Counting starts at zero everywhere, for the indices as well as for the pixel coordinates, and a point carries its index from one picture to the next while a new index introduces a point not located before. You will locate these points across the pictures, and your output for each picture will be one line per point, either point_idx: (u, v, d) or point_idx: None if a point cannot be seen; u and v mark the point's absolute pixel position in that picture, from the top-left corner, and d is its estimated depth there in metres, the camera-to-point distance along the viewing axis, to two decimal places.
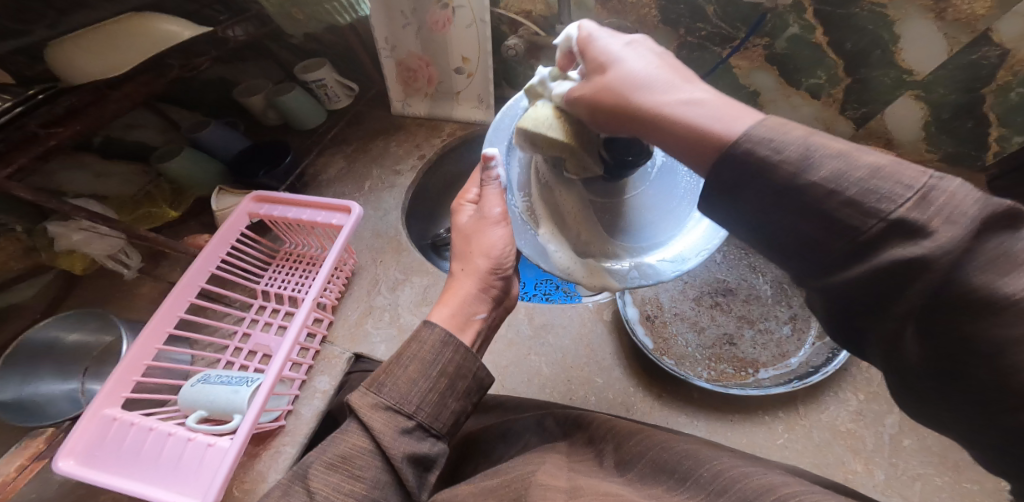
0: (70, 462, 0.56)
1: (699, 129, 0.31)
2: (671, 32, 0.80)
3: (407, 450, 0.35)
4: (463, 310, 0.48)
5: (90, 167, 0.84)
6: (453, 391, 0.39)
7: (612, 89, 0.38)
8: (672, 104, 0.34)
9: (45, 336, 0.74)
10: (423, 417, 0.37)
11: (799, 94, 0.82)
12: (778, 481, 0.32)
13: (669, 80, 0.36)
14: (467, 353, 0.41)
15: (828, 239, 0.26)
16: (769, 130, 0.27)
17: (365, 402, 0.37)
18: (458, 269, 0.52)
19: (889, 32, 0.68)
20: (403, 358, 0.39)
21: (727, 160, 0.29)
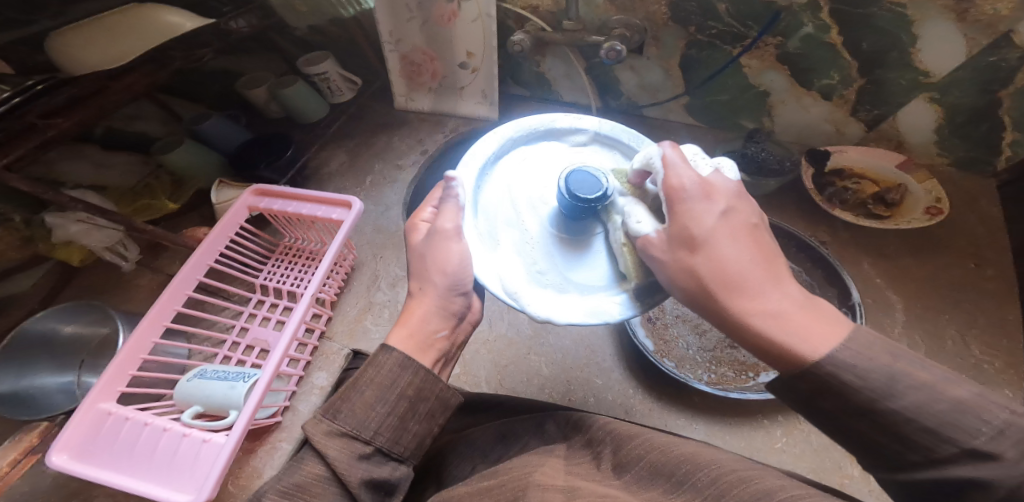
0: (63, 456, 0.55)
1: (784, 338, 0.35)
2: (680, 30, 0.78)
3: (365, 476, 0.34)
4: (423, 330, 0.43)
5: (89, 158, 0.84)
6: (414, 414, 0.37)
7: (701, 273, 0.39)
8: (756, 302, 0.37)
9: (38, 328, 0.73)
10: (383, 442, 0.36)
11: (810, 95, 0.80)
12: (780, 485, 0.31)
13: (767, 274, 0.38)
14: (428, 374, 0.38)
15: (900, 451, 0.30)
16: (854, 355, 0.32)
17: (320, 428, 0.35)
18: (417, 289, 0.47)
19: (908, 33, 0.67)
20: (358, 384, 0.36)
21: (808, 373, 0.33)
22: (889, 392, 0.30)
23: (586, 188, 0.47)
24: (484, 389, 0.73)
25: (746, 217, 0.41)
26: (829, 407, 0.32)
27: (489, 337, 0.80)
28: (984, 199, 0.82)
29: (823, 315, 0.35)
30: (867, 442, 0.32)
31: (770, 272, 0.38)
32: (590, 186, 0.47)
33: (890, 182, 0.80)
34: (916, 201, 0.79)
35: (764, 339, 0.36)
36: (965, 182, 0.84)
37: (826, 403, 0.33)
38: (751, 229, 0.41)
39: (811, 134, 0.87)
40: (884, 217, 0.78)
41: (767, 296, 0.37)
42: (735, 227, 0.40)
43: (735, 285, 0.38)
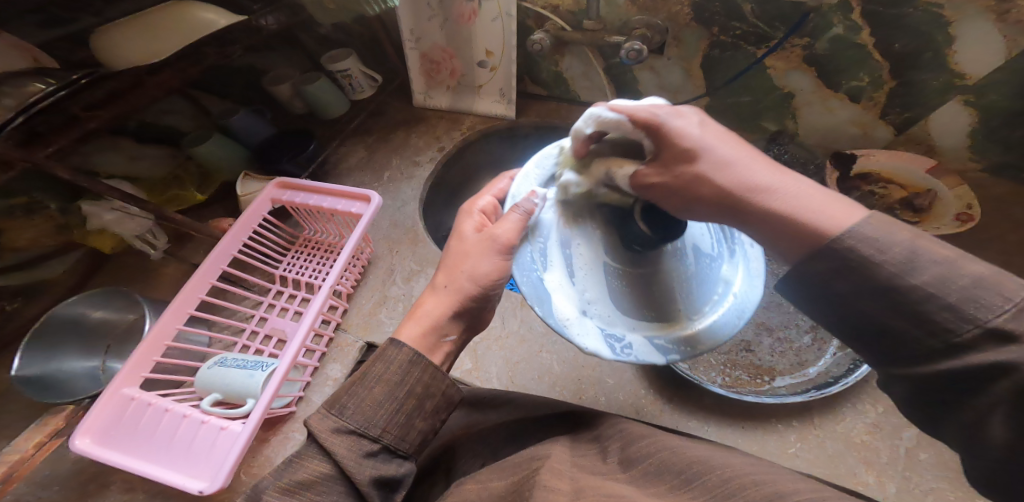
0: (86, 440, 0.58)
1: (812, 221, 0.35)
2: (704, 30, 0.77)
3: (374, 473, 0.34)
4: (435, 331, 0.44)
5: (123, 150, 0.85)
6: (422, 411, 0.38)
7: (709, 181, 0.41)
8: (772, 196, 0.38)
9: (70, 312, 0.76)
10: (390, 439, 0.36)
11: (837, 97, 0.78)
12: (795, 488, 0.31)
13: (767, 167, 0.40)
14: (436, 371, 0.39)
15: (920, 332, 0.30)
16: (876, 229, 0.32)
17: (326, 425, 0.35)
18: (440, 284, 0.48)
19: (943, 33, 0.65)
20: (367, 379, 0.36)
21: (826, 250, 0.33)
22: (893, 273, 0.31)
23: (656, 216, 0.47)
24: (495, 385, 0.74)
25: (719, 128, 0.44)
26: (835, 291, 0.33)
27: (501, 334, 0.80)
28: (1021, 206, 0.78)
29: (839, 202, 0.36)
30: (889, 336, 0.32)
31: (769, 165, 0.40)
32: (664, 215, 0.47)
33: (918, 188, 0.78)
34: (946, 207, 0.76)
35: (785, 220, 0.36)
36: (1001, 188, 0.80)
37: (832, 288, 0.33)
38: (733, 136, 0.43)
39: (837, 138, 0.85)
40: (912, 222, 0.76)
41: (778, 191, 0.38)
42: (716, 133, 0.44)
43: (746, 182, 0.39)
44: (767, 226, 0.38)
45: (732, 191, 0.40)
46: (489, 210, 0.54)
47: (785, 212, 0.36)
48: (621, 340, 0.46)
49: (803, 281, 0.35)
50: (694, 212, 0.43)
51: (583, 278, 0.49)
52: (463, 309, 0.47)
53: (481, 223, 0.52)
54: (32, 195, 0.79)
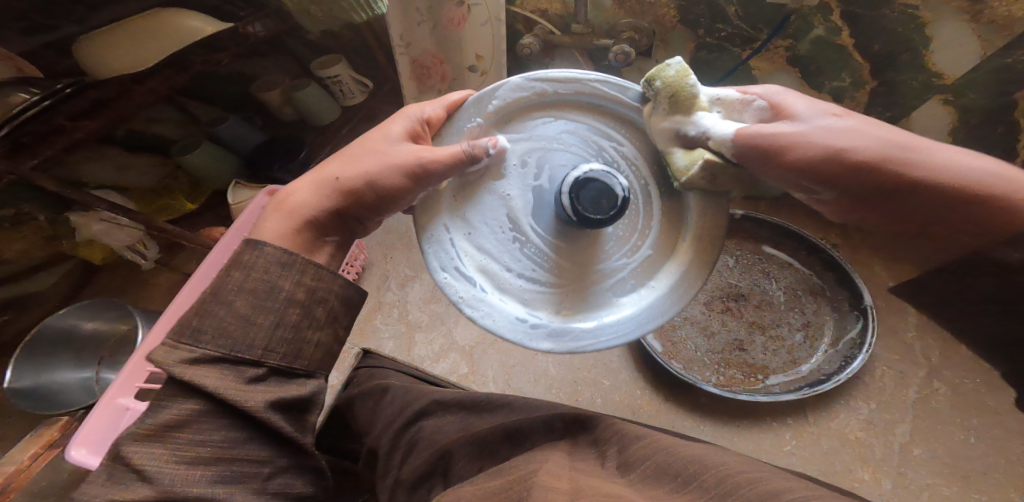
0: (82, 450, 0.57)
1: (978, 185, 0.36)
2: (690, 33, 0.80)
3: (269, 398, 0.33)
4: (311, 229, 0.42)
5: (111, 160, 0.82)
6: (310, 319, 0.37)
7: (854, 148, 0.37)
8: (931, 162, 0.37)
9: (63, 323, 0.75)
10: (275, 360, 0.35)
11: (821, 96, 0.80)
12: (786, 487, 0.32)
13: (909, 144, 0.37)
14: (319, 273, 0.38)
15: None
16: None
17: (175, 358, 0.31)
18: (329, 177, 0.44)
19: (920, 35, 0.66)
20: (222, 299, 0.33)
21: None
22: None
23: (589, 201, 0.39)
24: (490, 389, 0.74)
25: (848, 116, 0.40)
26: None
27: (496, 337, 0.80)
28: None
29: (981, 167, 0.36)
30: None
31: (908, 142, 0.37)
32: (597, 198, 0.39)
33: None
34: None
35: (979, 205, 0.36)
36: None
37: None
38: (863, 123, 0.39)
39: None
40: None
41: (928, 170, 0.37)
42: (854, 124, 0.39)
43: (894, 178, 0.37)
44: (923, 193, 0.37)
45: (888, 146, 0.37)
46: (430, 123, 0.45)
47: (941, 181, 0.36)
48: (531, 325, 0.43)
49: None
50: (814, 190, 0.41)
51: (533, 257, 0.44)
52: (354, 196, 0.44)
53: (413, 134, 0.45)
54: (20, 207, 0.74)
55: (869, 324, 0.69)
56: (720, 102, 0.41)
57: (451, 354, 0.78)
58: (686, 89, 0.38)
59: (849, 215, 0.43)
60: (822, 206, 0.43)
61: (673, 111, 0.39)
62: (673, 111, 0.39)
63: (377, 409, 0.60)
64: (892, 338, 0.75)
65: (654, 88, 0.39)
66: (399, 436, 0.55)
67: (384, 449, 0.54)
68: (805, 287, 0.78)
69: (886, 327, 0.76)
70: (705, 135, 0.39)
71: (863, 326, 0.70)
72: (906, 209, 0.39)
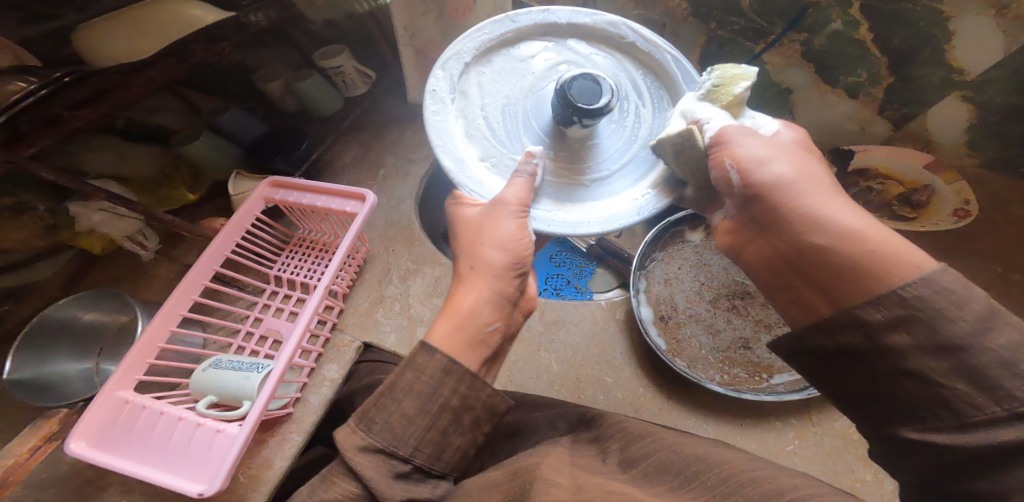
0: (81, 443, 0.57)
1: (860, 238, 0.38)
2: (701, 25, 0.79)
3: (403, 493, 0.36)
4: (476, 324, 0.44)
5: (112, 148, 0.81)
6: (457, 426, 0.39)
7: (772, 169, 0.42)
8: (825, 210, 0.40)
9: (63, 314, 0.75)
10: (421, 458, 0.38)
11: (835, 92, 0.79)
12: (793, 485, 0.31)
13: (818, 194, 0.41)
14: (474, 382, 0.39)
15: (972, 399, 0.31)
16: (953, 284, 0.33)
17: (353, 442, 0.37)
18: (467, 267, 0.48)
19: (941, 28, 0.65)
20: (394, 393, 0.38)
21: (888, 298, 0.34)
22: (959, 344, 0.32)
23: (583, 93, 0.48)
24: (493, 384, 0.73)
25: (801, 158, 0.44)
26: (843, 342, 0.37)
27: None
28: None
29: (879, 234, 0.37)
30: (905, 395, 0.34)
31: (824, 190, 0.41)
32: (596, 94, 0.48)
33: (916, 182, 0.81)
34: (943, 203, 0.80)
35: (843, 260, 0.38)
36: None
37: (859, 338, 0.35)
38: (800, 165, 0.43)
39: (835, 133, 0.86)
40: (911, 218, 0.81)
41: (824, 215, 0.40)
42: (788, 154, 0.44)
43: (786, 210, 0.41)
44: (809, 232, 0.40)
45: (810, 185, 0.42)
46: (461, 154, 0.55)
47: (829, 222, 0.39)
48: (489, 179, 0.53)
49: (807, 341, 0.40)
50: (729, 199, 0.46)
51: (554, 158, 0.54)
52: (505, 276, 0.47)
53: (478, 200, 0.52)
54: (19, 195, 0.76)
55: None
56: (753, 121, 0.47)
57: None
58: (730, 90, 0.48)
59: (745, 249, 0.47)
60: (727, 229, 0.49)
61: (706, 98, 0.49)
62: (706, 99, 0.49)
63: None
64: None
65: (712, 77, 0.49)
66: None
67: None
68: None
69: None
70: (703, 124, 0.47)
71: None
72: (790, 246, 0.42)
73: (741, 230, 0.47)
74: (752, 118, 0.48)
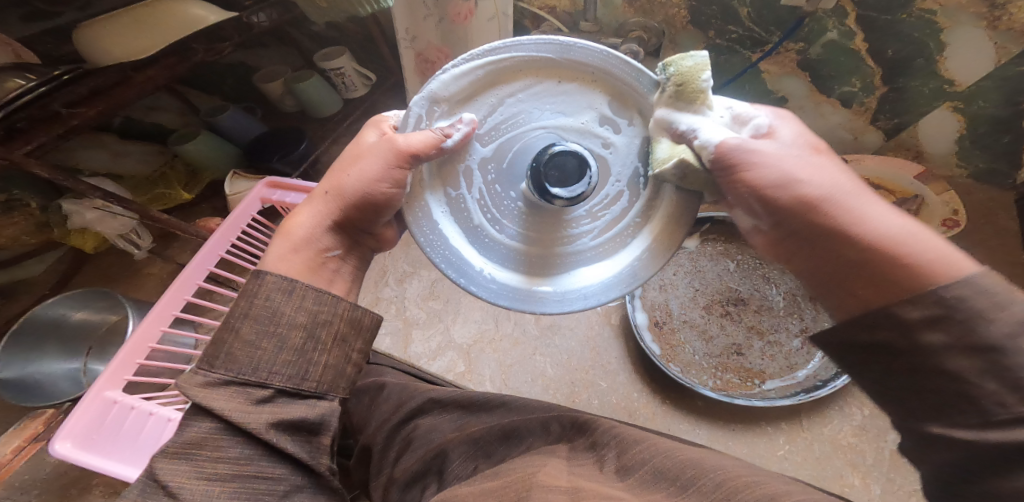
0: (66, 444, 0.54)
1: (908, 247, 0.29)
2: (700, 34, 0.79)
3: (271, 418, 0.30)
4: (312, 243, 0.39)
5: (107, 147, 0.83)
6: (315, 342, 0.33)
7: (806, 179, 0.32)
8: (872, 214, 0.31)
9: (50, 313, 0.72)
10: (282, 381, 0.32)
11: (829, 101, 0.80)
12: (784, 490, 0.31)
13: (858, 196, 0.32)
14: (321, 296, 0.35)
15: (1004, 398, 0.25)
16: (1000, 287, 0.26)
17: (194, 381, 0.30)
18: (321, 190, 0.40)
19: (935, 40, 0.67)
20: (234, 321, 0.32)
21: (923, 295, 0.27)
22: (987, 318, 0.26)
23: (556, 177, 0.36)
24: (488, 388, 0.73)
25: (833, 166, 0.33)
26: (879, 337, 0.29)
27: (494, 336, 0.79)
28: (1003, 212, 0.83)
29: (913, 239, 0.29)
30: (929, 392, 0.28)
31: (859, 190, 0.32)
32: (567, 172, 0.36)
33: (906, 192, 0.81)
34: (933, 212, 0.80)
35: (876, 262, 0.30)
36: (984, 193, 0.84)
37: (892, 336, 0.29)
38: (833, 173, 0.33)
39: (829, 142, 0.88)
40: None
41: (871, 219, 0.30)
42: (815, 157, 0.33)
43: (827, 213, 0.31)
44: (835, 248, 0.31)
45: (849, 195, 0.31)
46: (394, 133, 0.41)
47: (869, 226, 0.30)
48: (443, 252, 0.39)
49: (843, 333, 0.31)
50: (754, 211, 0.34)
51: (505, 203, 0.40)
52: (364, 206, 0.39)
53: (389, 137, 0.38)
54: (10, 192, 0.75)
55: None
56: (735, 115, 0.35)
57: (448, 352, 0.77)
58: (697, 86, 0.33)
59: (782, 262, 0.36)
60: (758, 240, 0.37)
61: (676, 101, 0.34)
62: (674, 105, 0.34)
63: (373, 405, 0.60)
64: None
65: (668, 74, 0.34)
66: (396, 432, 0.54)
67: (378, 446, 0.54)
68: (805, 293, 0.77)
69: None
70: (693, 138, 0.33)
71: None
72: (827, 260, 0.32)
73: (772, 236, 0.35)
74: (727, 108, 0.35)
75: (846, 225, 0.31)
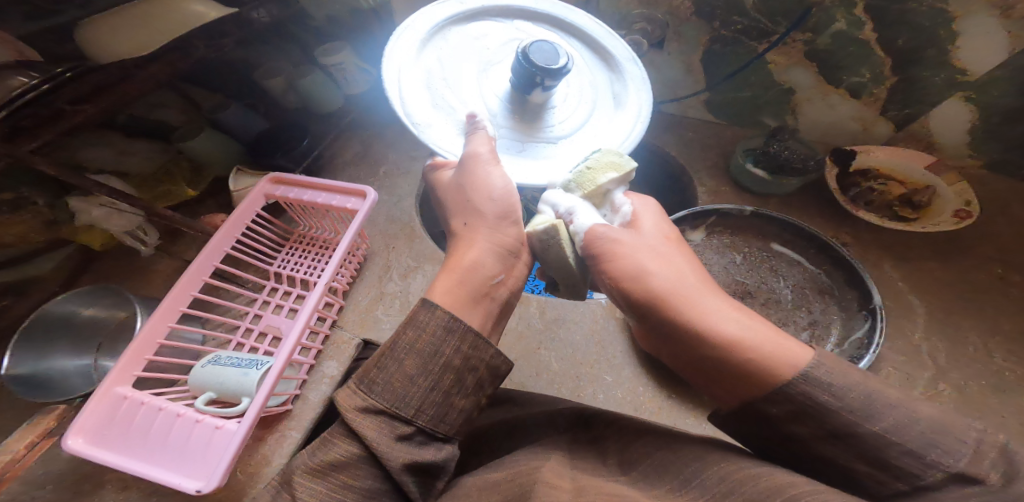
0: (78, 440, 0.56)
1: (748, 346, 0.36)
2: (704, 25, 0.78)
3: (405, 459, 0.32)
4: (476, 275, 0.42)
5: (112, 144, 0.81)
6: (461, 387, 0.35)
7: (656, 275, 0.43)
8: (715, 315, 0.39)
9: (62, 309, 0.75)
10: (425, 421, 0.34)
11: (838, 92, 0.79)
12: (791, 481, 0.29)
13: (700, 291, 0.42)
14: (477, 341, 0.36)
15: (876, 476, 0.29)
16: (835, 375, 0.32)
17: (353, 404, 0.33)
18: (460, 225, 0.50)
19: (946, 30, 0.65)
20: (395, 352, 0.34)
21: (777, 394, 0.33)
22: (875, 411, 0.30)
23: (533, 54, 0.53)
24: (492, 382, 0.73)
25: (677, 264, 0.44)
26: (791, 431, 0.32)
27: None
28: (1015, 203, 0.82)
29: (760, 331, 0.37)
30: (825, 465, 0.31)
31: (698, 286, 0.42)
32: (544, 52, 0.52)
33: (918, 183, 0.80)
34: (944, 204, 0.79)
35: (725, 352, 0.37)
36: (996, 184, 0.83)
37: (779, 424, 0.32)
38: (677, 270, 0.44)
39: (838, 133, 0.86)
40: (910, 218, 0.79)
41: (715, 315, 0.39)
42: (662, 254, 0.45)
43: (676, 304, 0.41)
44: (687, 335, 0.39)
45: (688, 292, 0.41)
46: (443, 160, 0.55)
47: (709, 320, 0.39)
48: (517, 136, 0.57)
49: (736, 420, 0.36)
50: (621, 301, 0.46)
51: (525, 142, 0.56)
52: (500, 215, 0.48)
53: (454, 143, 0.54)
54: (19, 190, 0.76)
55: (877, 324, 0.68)
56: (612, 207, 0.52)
57: None
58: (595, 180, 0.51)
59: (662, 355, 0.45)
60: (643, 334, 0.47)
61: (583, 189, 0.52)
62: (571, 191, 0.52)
63: None
64: (901, 340, 0.72)
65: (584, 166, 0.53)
66: None
67: None
68: (813, 286, 0.77)
69: (895, 327, 0.73)
70: (569, 221, 0.49)
71: (871, 326, 0.69)
72: (691, 356, 0.40)
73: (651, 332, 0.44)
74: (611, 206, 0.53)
75: (693, 319, 0.39)
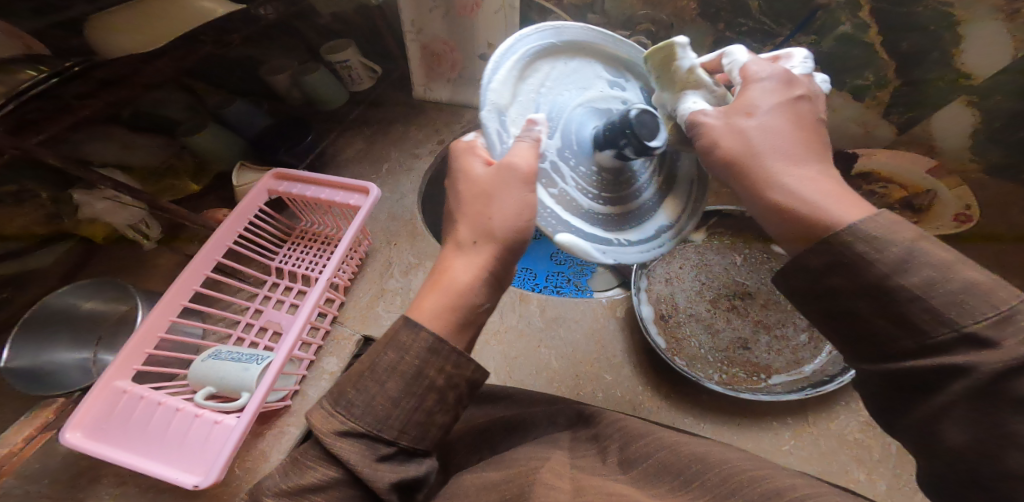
0: (77, 433, 0.57)
1: (809, 206, 0.35)
2: (708, 26, 0.79)
3: (392, 478, 0.32)
4: (465, 302, 0.39)
5: (115, 138, 0.82)
6: (442, 404, 0.35)
7: (751, 138, 0.39)
8: (789, 178, 0.37)
9: (61, 302, 0.75)
10: (406, 441, 0.34)
11: (841, 94, 0.80)
12: (789, 484, 0.30)
13: (793, 154, 0.38)
14: (458, 359, 0.35)
15: (893, 334, 0.31)
16: (880, 230, 0.31)
17: (331, 428, 0.32)
18: (467, 242, 0.41)
19: (951, 33, 0.66)
20: (375, 372, 0.33)
21: (820, 245, 0.34)
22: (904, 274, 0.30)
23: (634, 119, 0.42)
24: (492, 379, 0.73)
25: (790, 121, 0.40)
26: (831, 285, 0.33)
27: (499, 328, 0.79)
28: None
29: (836, 195, 0.35)
30: (864, 342, 0.33)
31: (801, 153, 0.38)
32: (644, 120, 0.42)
33: (920, 187, 0.80)
34: (945, 207, 0.79)
35: (787, 210, 0.36)
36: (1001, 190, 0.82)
37: (822, 287, 0.34)
38: (789, 134, 0.39)
39: (839, 136, 0.87)
40: (911, 222, 0.80)
41: (793, 179, 0.37)
42: (781, 112, 0.40)
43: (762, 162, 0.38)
44: (757, 190, 0.39)
45: (784, 155, 0.38)
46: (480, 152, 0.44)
47: (788, 181, 0.37)
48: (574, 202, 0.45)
49: (788, 270, 0.36)
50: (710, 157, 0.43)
51: (571, 181, 0.46)
52: (512, 248, 0.41)
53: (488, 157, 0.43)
54: (21, 183, 0.76)
55: None
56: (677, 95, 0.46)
57: None
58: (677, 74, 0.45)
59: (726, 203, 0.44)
60: None
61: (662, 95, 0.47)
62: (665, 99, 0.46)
63: None
64: None
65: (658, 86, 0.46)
66: None
67: None
68: None
69: None
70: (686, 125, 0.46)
71: None
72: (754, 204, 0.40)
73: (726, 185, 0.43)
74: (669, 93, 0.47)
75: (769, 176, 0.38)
